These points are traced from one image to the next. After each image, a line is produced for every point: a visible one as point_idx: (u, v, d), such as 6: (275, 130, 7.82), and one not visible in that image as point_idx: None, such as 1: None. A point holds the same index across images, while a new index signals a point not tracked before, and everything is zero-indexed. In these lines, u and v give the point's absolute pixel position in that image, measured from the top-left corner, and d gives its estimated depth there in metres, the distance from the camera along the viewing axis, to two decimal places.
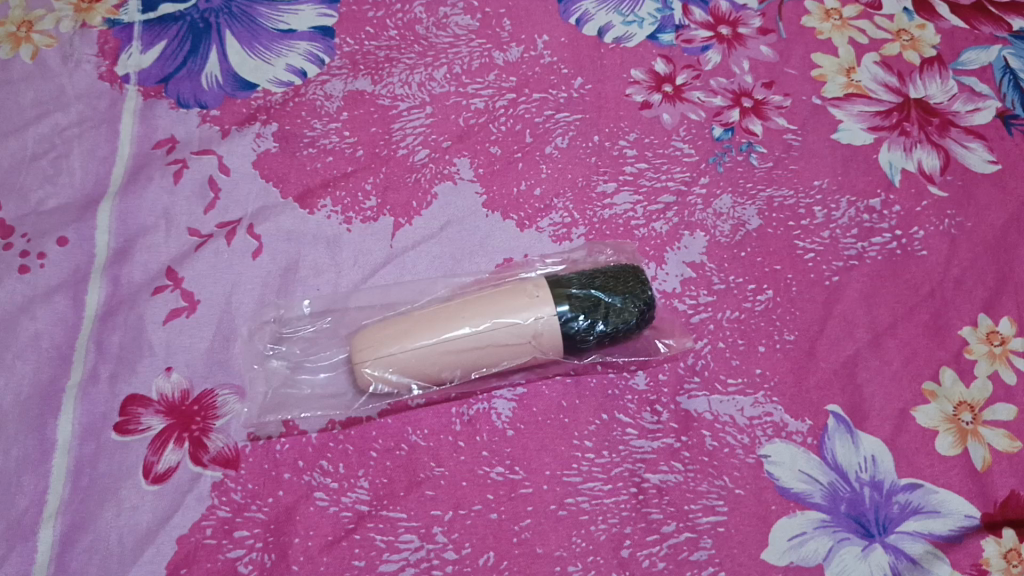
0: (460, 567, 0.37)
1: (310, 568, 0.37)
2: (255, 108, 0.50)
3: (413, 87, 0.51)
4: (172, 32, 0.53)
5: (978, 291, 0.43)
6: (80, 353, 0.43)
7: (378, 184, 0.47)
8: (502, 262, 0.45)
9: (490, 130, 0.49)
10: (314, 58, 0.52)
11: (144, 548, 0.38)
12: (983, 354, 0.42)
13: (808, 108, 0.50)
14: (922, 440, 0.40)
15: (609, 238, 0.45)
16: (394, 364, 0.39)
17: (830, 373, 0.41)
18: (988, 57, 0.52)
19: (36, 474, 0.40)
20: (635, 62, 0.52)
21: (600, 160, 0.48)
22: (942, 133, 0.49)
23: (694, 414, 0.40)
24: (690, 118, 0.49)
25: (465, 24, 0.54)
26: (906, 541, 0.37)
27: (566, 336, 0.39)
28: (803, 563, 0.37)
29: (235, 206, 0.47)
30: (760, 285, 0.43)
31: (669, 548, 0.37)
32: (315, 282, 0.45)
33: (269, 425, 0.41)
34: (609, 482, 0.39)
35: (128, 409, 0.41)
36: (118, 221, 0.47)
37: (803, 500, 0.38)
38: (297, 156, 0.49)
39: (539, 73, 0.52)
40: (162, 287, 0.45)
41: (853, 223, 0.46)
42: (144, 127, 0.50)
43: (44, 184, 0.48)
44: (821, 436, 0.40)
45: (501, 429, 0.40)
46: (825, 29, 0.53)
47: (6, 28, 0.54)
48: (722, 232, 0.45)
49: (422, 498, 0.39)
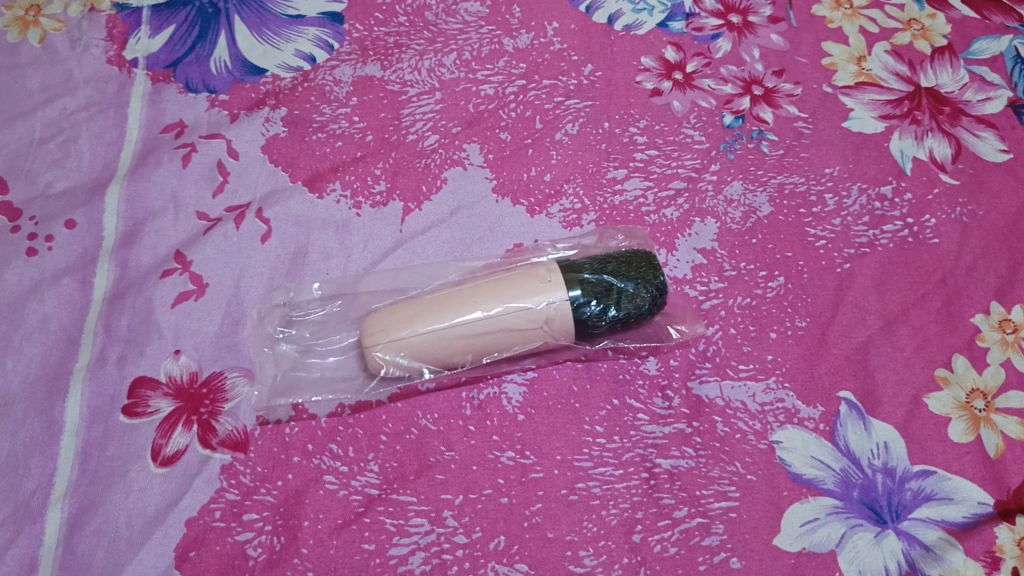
0: (471, 552, 0.37)
1: (320, 552, 0.37)
2: (263, 93, 0.50)
3: (422, 73, 0.51)
4: (180, 17, 0.53)
5: (990, 280, 0.43)
6: (87, 336, 0.43)
7: (387, 169, 0.47)
8: (512, 247, 0.45)
9: (500, 116, 0.49)
10: (323, 43, 0.52)
11: (152, 531, 0.38)
12: (996, 341, 0.42)
13: (819, 96, 0.50)
14: (933, 427, 0.40)
15: (620, 224, 0.45)
16: (406, 348, 0.39)
17: (842, 359, 0.41)
18: (1000, 46, 0.52)
19: (44, 457, 0.40)
20: (646, 50, 0.52)
21: (611, 146, 0.48)
22: (953, 122, 0.49)
23: (705, 400, 0.40)
24: (701, 105, 0.49)
25: (474, 10, 0.53)
26: (919, 528, 0.37)
27: (577, 321, 0.39)
28: (816, 549, 0.37)
29: (244, 189, 0.47)
30: (771, 271, 0.43)
31: (680, 533, 0.37)
32: (324, 266, 0.45)
33: (278, 409, 0.41)
34: (620, 467, 0.39)
35: (137, 391, 0.41)
36: (127, 205, 0.47)
37: (815, 486, 0.38)
38: (306, 140, 0.48)
39: (549, 60, 0.51)
40: (170, 270, 0.44)
41: (864, 211, 0.45)
42: (153, 111, 0.50)
43: (53, 167, 0.48)
44: (832, 422, 0.40)
45: (512, 413, 0.40)
46: (835, 18, 0.53)
47: (14, 12, 0.54)
48: (734, 218, 0.45)
49: (433, 482, 0.38)
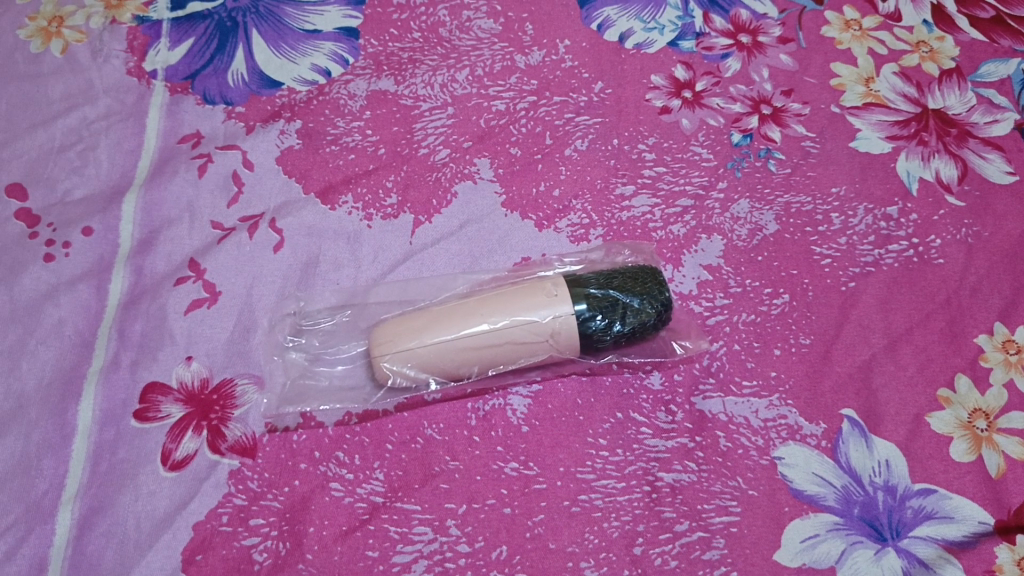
0: (473, 561, 0.37)
1: (324, 558, 0.38)
2: (279, 106, 0.51)
3: (435, 88, 0.52)
4: (199, 30, 0.54)
5: (994, 301, 0.44)
6: (102, 340, 0.44)
7: (398, 182, 0.48)
8: (519, 261, 0.46)
9: (510, 132, 0.50)
10: (338, 58, 0.53)
11: (160, 533, 0.38)
12: (999, 362, 0.42)
13: (826, 116, 0.50)
14: (936, 446, 0.40)
15: (626, 240, 0.46)
16: (413, 359, 0.39)
17: (845, 377, 0.41)
18: (1007, 69, 0.52)
19: (57, 459, 0.40)
20: (656, 68, 0.53)
21: (619, 162, 0.49)
22: (960, 144, 0.49)
23: (709, 415, 0.40)
24: (709, 123, 0.50)
25: (487, 27, 0.54)
26: (919, 546, 0.37)
27: (583, 335, 0.40)
28: (816, 565, 0.37)
29: (258, 200, 0.48)
30: (776, 289, 0.44)
31: (681, 547, 0.37)
32: (335, 277, 0.46)
33: (286, 416, 0.41)
34: (623, 479, 0.39)
35: (148, 396, 0.42)
36: (143, 213, 0.48)
37: (816, 502, 0.38)
38: (320, 153, 0.49)
39: (560, 76, 0.52)
40: (184, 278, 0.45)
41: (870, 230, 0.46)
42: (170, 121, 0.51)
43: (72, 175, 0.49)
44: (835, 439, 0.40)
45: (516, 424, 0.41)
46: (844, 39, 0.54)
47: (38, 23, 0.55)
48: (739, 236, 0.46)
49: (436, 491, 0.39)
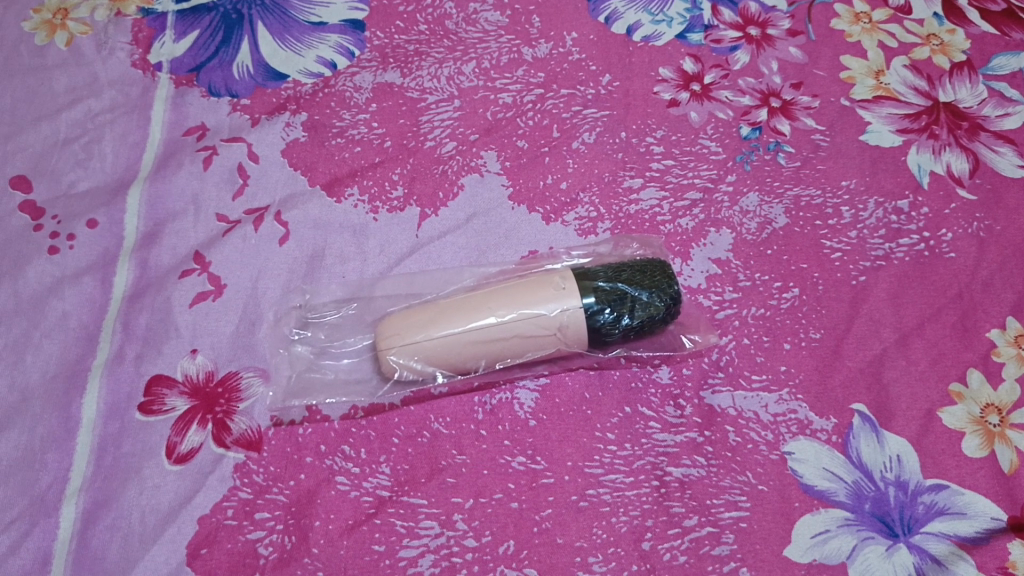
0: (480, 555, 0.37)
1: (330, 552, 0.37)
2: (285, 98, 0.51)
3: (441, 80, 0.51)
4: (205, 22, 0.54)
5: (1007, 295, 0.43)
6: (106, 333, 0.43)
7: (405, 175, 0.48)
8: (527, 253, 0.45)
9: (518, 124, 0.50)
10: (344, 50, 0.53)
11: (166, 527, 0.38)
12: (1012, 357, 0.41)
13: (836, 109, 0.50)
14: (947, 442, 0.39)
15: (635, 233, 0.45)
16: (419, 352, 0.39)
17: (855, 372, 0.41)
18: (1019, 63, 0.52)
19: (61, 452, 0.40)
20: (664, 61, 0.52)
21: (627, 156, 0.48)
22: (971, 137, 0.49)
23: (718, 409, 0.40)
24: (718, 116, 0.50)
25: (494, 20, 0.54)
26: (931, 542, 0.37)
27: (591, 329, 0.39)
28: (826, 561, 0.37)
29: (264, 193, 0.48)
30: (786, 282, 0.43)
31: (690, 542, 0.37)
32: (340, 269, 0.45)
33: (292, 409, 0.41)
34: (631, 474, 0.39)
35: (153, 389, 0.42)
36: (148, 205, 0.47)
37: (826, 498, 0.38)
38: (326, 145, 0.49)
39: (567, 69, 0.52)
40: (189, 271, 0.45)
41: (880, 224, 0.45)
42: (175, 114, 0.51)
43: (76, 167, 0.49)
44: (845, 435, 0.40)
45: (523, 418, 0.40)
46: (854, 32, 0.53)
47: (42, 16, 0.55)
48: (748, 229, 0.45)
49: (443, 485, 0.39)
